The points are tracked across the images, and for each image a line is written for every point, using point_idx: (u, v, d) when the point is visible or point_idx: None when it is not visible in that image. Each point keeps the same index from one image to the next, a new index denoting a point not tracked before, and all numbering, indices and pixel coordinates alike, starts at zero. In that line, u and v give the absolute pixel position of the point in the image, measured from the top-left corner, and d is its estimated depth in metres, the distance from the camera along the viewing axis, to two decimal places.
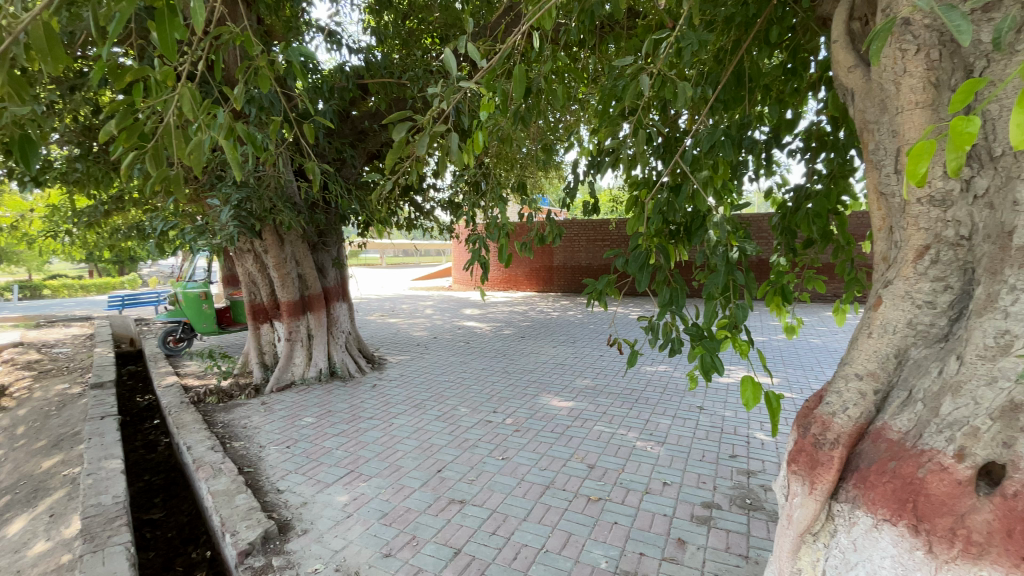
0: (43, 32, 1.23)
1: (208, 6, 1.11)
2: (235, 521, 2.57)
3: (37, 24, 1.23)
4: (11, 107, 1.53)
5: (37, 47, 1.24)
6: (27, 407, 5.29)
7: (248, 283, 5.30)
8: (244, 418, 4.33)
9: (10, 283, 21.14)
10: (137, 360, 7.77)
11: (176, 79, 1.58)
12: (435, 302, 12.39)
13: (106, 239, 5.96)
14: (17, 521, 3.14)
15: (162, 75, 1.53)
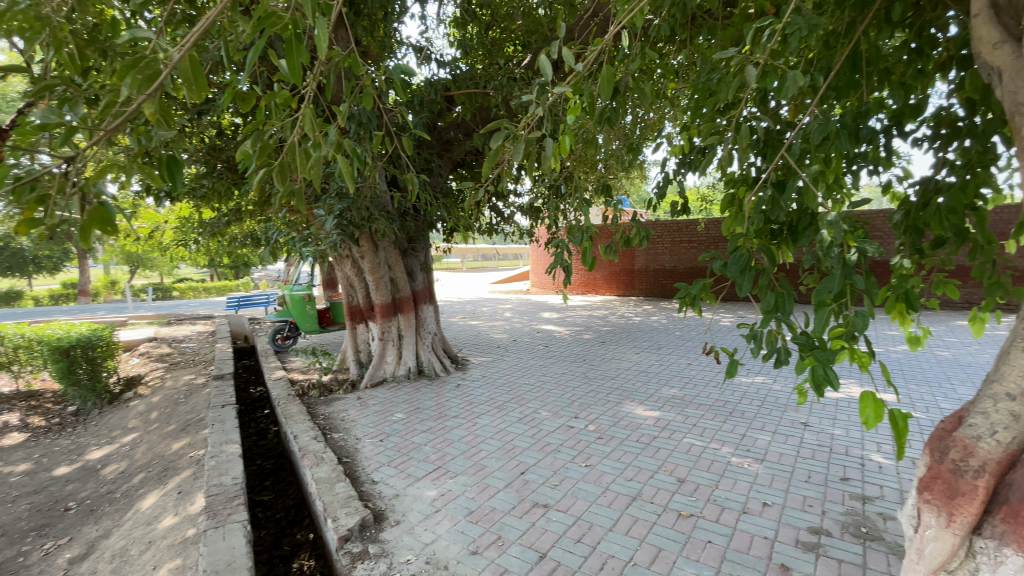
0: (189, 64, 1.39)
1: (330, 33, 1.20)
2: (335, 508, 2.76)
3: (186, 58, 1.39)
4: (162, 134, 1.74)
5: (183, 77, 1.40)
6: (163, 394, 6.07)
7: (347, 286, 5.71)
8: (342, 411, 4.67)
9: (148, 285, 24.47)
10: (250, 355, 8.65)
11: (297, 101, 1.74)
12: (513, 305, 12.55)
13: (225, 247, 6.70)
14: (156, 494, 3.61)
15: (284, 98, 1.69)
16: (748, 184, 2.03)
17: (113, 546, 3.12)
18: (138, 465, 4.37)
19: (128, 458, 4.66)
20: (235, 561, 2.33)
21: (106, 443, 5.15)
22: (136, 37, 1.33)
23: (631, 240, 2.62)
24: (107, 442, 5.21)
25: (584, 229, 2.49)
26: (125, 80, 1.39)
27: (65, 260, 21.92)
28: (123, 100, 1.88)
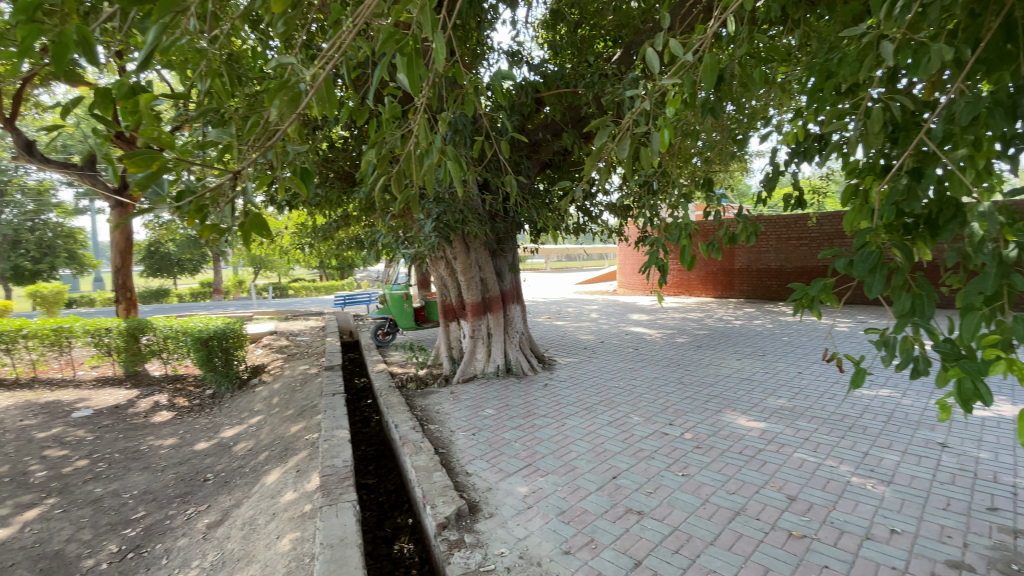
0: (326, 84, 1.53)
1: (449, 47, 1.27)
2: (433, 496, 2.91)
3: (323, 80, 1.54)
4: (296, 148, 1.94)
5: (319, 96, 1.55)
6: (282, 382, 6.78)
7: (441, 286, 5.99)
8: (437, 403, 4.91)
9: (269, 285, 27.46)
10: (354, 349, 9.37)
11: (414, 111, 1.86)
12: (602, 307, 12.35)
13: (334, 249, 7.34)
14: (278, 471, 4.03)
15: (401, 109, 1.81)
16: (876, 173, 1.82)
17: (244, 513, 3.54)
18: (263, 444, 4.91)
19: (255, 437, 5.26)
20: (347, 537, 2.54)
21: (238, 423, 5.86)
22: (284, 63, 1.48)
23: (736, 237, 2.47)
24: (238, 422, 5.93)
25: (683, 225, 2.40)
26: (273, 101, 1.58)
27: (205, 262, 25.26)
28: (263, 119, 2.13)
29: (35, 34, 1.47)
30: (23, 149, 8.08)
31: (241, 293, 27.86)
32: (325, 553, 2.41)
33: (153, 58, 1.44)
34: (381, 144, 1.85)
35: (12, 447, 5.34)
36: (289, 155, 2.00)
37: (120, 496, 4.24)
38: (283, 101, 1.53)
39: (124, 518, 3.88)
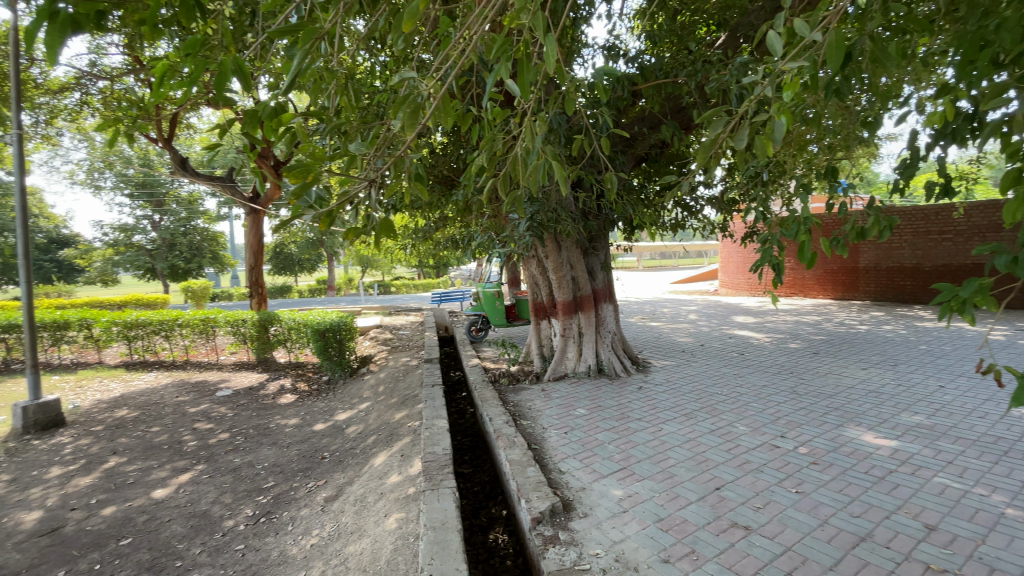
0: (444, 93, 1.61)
1: (559, 49, 1.29)
2: (528, 490, 2.96)
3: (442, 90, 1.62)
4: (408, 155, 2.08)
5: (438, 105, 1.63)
6: (386, 372, 7.30)
7: (532, 284, 6.06)
8: (529, 400, 4.98)
9: (374, 282, 29.64)
10: (450, 344, 9.81)
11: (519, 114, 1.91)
12: (700, 308, 11.72)
13: (433, 249, 7.74)
14: (385, 454, 4.35)
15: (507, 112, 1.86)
16: None
17: (355, 491, 3.86)
18: (371, 429, 5.33)
19: (364, 422, 5.72)
20: (448, 521, 2.68)
21: (349, 408, 6.42)
22: (407, 78, 1.56)
23: (866, 231, 2.22)
24: (349, 407, 6.49)
25: (801, 219, 2.19)
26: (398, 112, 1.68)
27: (319, 261, 27.94)
28: (378, 129, 2.31)
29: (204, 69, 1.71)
30: (179, 166, 9.51)
31: (350, 290, 30.39)
32: (428, 534, 2.56)
33: (295, 80, 1.62)
34: (489, 148, 1.92)
35: (173, 418, 6.32)
36: (402, 162, 2.14)
37: (254, 467, 4.83)
38: (410, 113, 1.57)
39: (257, 486, 4.42)
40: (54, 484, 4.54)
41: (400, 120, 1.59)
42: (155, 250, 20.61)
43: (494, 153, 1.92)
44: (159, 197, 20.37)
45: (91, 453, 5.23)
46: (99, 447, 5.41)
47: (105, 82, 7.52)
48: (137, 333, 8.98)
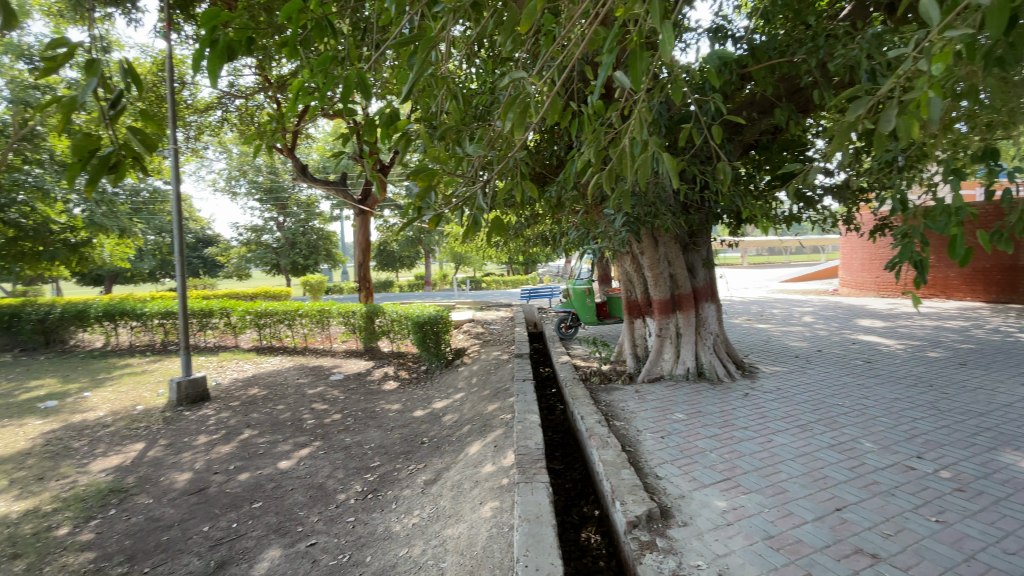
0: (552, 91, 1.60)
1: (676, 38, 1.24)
2: (623, 492, 2.90)
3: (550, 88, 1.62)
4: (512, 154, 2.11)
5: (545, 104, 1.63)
6: (479, 365, 7.55)
7: (626, 282, 5.92)
8: (622, 401, 4.87)
9: (466, 278, 30.74)
10: (541, 340, 9.89)
11: None
12: (815, 309, 10.64)
13: (524, 246, 7.84)
14: (479, 444, 4.50)
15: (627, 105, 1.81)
16: None
17: (452, 477, 4.04)
18: (465, 418, 5.54)
19: (459, 411, 5.96)
20: (542, 515, 2.70)
21: (444, 398, 6.73)
22: (517, 79, 1.58)
23: None
24: (445, 396, 6.81)
25: (951, 210, 1.88)
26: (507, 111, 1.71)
27: (418, 258, 29.60)
28: (482, 131, 2.39)
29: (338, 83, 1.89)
30: (300, 173, 10.56)
31: (445, 286, 31.83)
32: (523, 526, 2.60)
33: (413, 89, 1.74)
34: (596, 145, 1.89)
35: (294, 398, 7.08)
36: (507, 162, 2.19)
37: (362, 447, 5.25)
38: (518, 114, 1.58)
39: (365, 464, 4.80)
40: (203, 450, 5.29)
41: (509, 121, 1.61)
42: (279, 248, 23.16)
43: (599, 151, 1.88)
44: (282, 201, 22.84)
45: (230, 425, 6.02)
46: (236, 420, 6.21)
47: (240, 100, 8.55)
48: (266, 321, 10.21)
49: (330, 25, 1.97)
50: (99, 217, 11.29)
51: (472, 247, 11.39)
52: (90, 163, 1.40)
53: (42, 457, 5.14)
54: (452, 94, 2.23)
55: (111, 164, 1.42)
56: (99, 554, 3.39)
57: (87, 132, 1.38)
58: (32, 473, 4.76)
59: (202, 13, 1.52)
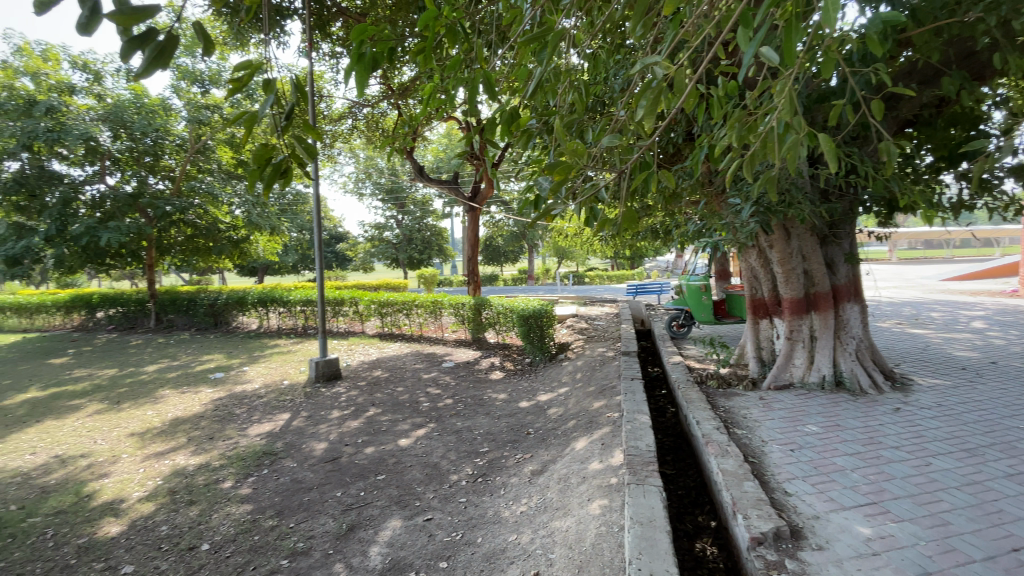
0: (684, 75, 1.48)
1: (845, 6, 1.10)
2: (745, 506, 2.68)
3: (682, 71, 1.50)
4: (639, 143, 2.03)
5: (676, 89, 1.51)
6: (584, 360, 7.50)
7: (751, 278, 5.47)
8: (744, 408, 4.51)
9: (570, 273, 30.74)
10: (649, 338, 9.54)
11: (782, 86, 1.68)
12: (989, 313, 8.93)
13: (632, 240, 7.60)
14: (585, 439, 4.47)
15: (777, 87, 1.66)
16: None
17: (559, 470, 4.06)
18: (571, 413, 5.54)
19: (564, 405, 5.98)
20: (655, 519, 2.61)
21: (549, 391, 6.79)
22: (648, 64, 1.50)
23: None
24: (550, 389, 6.87)
25: None
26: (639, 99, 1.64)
27: (523, 252, 30.18)
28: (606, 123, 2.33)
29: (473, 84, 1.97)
30: (417, 173, 11.30)
31: (550, 280, 32.07)
32: (635, 528, 2.53)
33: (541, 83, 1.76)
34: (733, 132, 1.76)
35: (411, 382, 7.63)
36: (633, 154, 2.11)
37: (472, 432, 5.51)
38: (651, 102, 1.49)
39: (475, 449, 5.02)
40: (335, 423, 5.93)
41: (640, 110, 1.53)
42: (398, 244, 25.04)
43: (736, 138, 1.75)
44: (401, 200, 24.66)
45: (358, 403, 6.67)
46: (362, 398, 6.86)
47: (367, 108, 9.35)
48: (388, 311, 11.14)
49: (462, 29, 2.02)
50: (255, 217, 13.14)
51: (579, 241, 11.31)
52: (266, 170, 1.60)
53: (214, 420, 6.13)
54: (577, 87, 2.21)
55: (283, 171, 1.61)
56: (255, 506, 3.95)
57: (264, 143, 1.57)
58: (206, 433, 5.70)
59: (354, 29, 1.67)
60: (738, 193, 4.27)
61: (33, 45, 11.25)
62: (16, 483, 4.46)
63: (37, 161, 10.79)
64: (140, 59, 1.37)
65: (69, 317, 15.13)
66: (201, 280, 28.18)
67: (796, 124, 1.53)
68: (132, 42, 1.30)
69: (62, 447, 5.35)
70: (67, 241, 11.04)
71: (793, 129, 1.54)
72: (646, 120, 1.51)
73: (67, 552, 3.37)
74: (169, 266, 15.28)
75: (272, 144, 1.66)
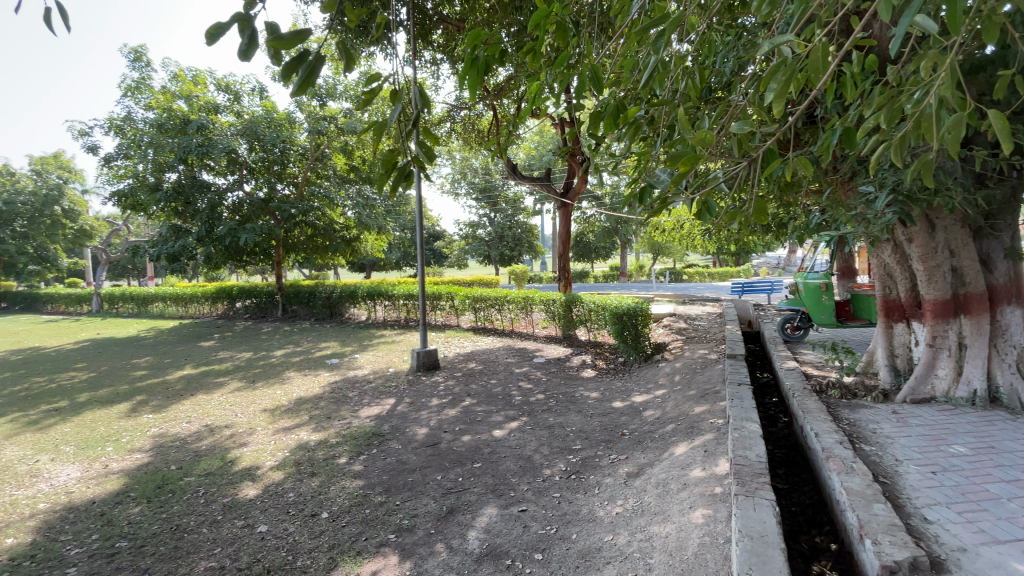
0: (822, 53, 1.35)
1: None
2: (875, 530, 2.39)
3: (819, 48, 1.36)
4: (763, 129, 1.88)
5: (813, 69, 1.37)
6: (682, 362, 7.16)
7: (883, 277, 4.85)
8: (872, 422, 4.03)
9: (665, 270, 29.61)
10: (756, 341, 8.85)
11: (938, 58, 1.47)
12: None
13: (738, 235, 7.10)
14: (686, 445, 4.28)
15: (929, 60, 1.46)
16: None
17: (657, 474, 3.91)
18: (669, 416, 5.33)
19: (661, 408, 5.76)
20: (768, 535, 2.42)
21: (645, 392, 6.59)
22: (777, 43, 1.37)
23: None
24: (646, 391, 6.64)
25: None
26: (766, 83, 1.51)
27: (615, 249, 29.53)
28: (724, 110, 2.18)
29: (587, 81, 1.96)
30: (511, 171, 11.50)
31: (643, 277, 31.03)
32: (744, 542, 2.37)
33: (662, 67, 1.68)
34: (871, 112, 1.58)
35: (505, 375, 7.82)
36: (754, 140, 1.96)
37: (564, 428, 5.50)
38: (781, 84, 1.36)
39: (568, 446, 5.02)
40: (435, 411, 6.26)
41: (767, 95, 1.41)
42: (491, 241, 25.76)
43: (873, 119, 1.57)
44: (494, 198, 25.38)
45: (455, 393, 6.98)
46: (460, 388, 7.17)
47: (464, 110, 9.72)
48: (481, 306, 11.52)
49: (573, 25, 2.02)
50: (365, 218, 14.28)
51: (677, 236, 10.79)
52: (393, 174, 1.72)
53: (330, 401, 6.78)
54: (690, 76, 2.12)
55: (408, 175, 1.73)
56: (366, 482, 4.30)
57: (391, 149, 1.70)
58: (324, 413, 6.31)
59: (470, 35, 1.75)
60: (871, 180, 3.82)
61: (187, 72, 13.15)
62: (177, 446, 5.28)
63: (191, 172, 12.63)
64: (297, 78, 1.55)
65: (215, 306, 17.56)
66: (317, 274, 31.22)
67: (956, 100, 1.34)
68: (291, 65, 1.48)
69: (211, 418, 6.23)
70: (213, 241, 12.59)
71: (954, 106, 1.35)
72: (775, 106, 1.40)
73: (215, 508, 3.92)
74: (292, 262, 17.11)
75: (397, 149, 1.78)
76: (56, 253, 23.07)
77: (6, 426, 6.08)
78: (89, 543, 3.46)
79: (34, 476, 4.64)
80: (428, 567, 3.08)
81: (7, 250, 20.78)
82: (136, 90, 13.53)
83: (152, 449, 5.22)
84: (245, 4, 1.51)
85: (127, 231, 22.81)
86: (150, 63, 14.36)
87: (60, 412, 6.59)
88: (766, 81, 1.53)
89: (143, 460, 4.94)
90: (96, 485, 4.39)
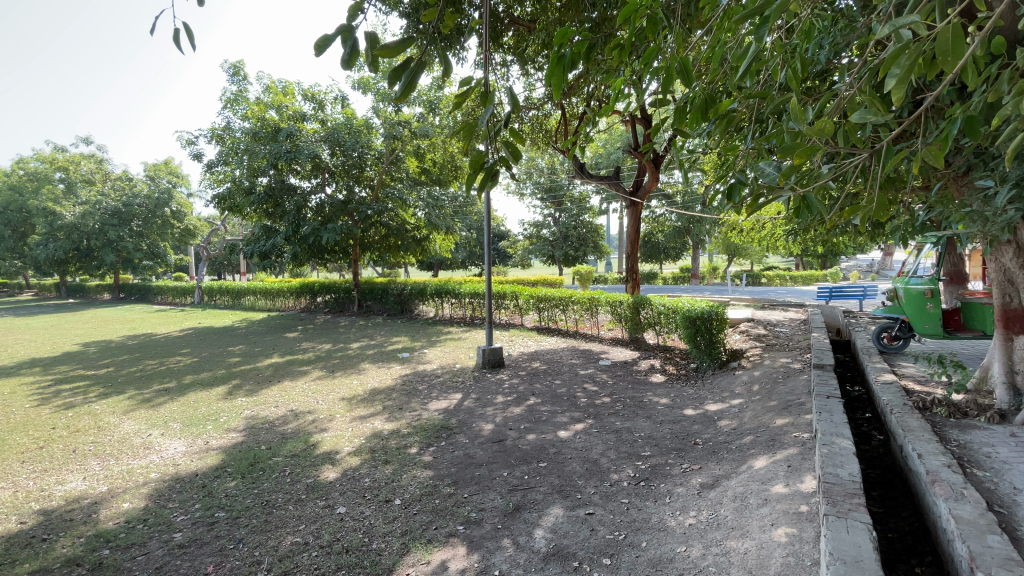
0: (952, 34, 1.23)
1: None
2: (989, 563, 2.12)
3: (947, 29, 1.24)
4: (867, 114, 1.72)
5: (940, 51, 1.25)
6: (762, 371, 6.76)
7: (1005, 284, 4.25)
8: (987, 445, 3.61)
9: (741, 272, 28.12)
10: (846, 351, 8.15)
11: None
12: None
13: (828, 234, 6.56)
14: (766, 459, 4.03)
15: None
16: None
17: (734, 487, 3.72)
18: (747, 427, 5.04)
19: (738, 418, 5.47)
20: (863, 560, 2.22)
21: (720, 400, 6.28)
22: (899, 25, 1.24)
23: None
24: (720, 400, 6.31)
25: None
26: (886, 68, 1.38)
27: (685, 249, 28.38)
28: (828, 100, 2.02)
29: (675, 78, 1.92)
30: (578, 170, 11.21)
31: (715, 279, 29.57)
32: (835, 566, 2.19)
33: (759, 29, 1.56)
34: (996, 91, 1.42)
35: (571, 376, 7.78)
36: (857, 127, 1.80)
37: (632, 433, 5.38)
38: (906, 67, 1.25)
39: (635, 451, 4.88)
40: (501, 408, 6.34)
41: (886, 82, 1.30)
42: (554, 241, 25.66)
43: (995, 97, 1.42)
44: (559, 198, 25.38)
45: (519, 391, 7.03)
46: (525, 387, 7.22)
47: (532, 109, 9.74)
48: (546, 305, 11.56)
49: (663, 18, 1.98)
50: (435, 218, 14.76)
51: (757, 236, 10.15)
52: (481, 174, 1.76)
53: (402, 393, 7.07)
54: (789, 65, 1.98)
55: (494, 174, 1.75)
56: (436, 473, 4.45)
57: (479, 149, 1.74)
58: (396, 404, 6.60)
59: (558, 32, 1.77)
60: (990, 173, 3.43)
61: (278, 83, 14.23)
62: (266, 428, 5.74)
63: (281, 176, 13.67)
64: (398, 83, 1.64)
65: (299, 300, 18.95)
66: (389, 273, 32.95)
67: None
68: (394, 72, 1.58)
69: (295, 403, 6.72)
70: (300, 241, 13.44)
71: None
72: (895, 94, 1.28)
73: (300, 487, 4.23)
74: (367, 260, 18.01)
75: (485, 150, 1.83)
76: (165, 249, 25.81)
77: (126, 402, 6.90)
78: (193, 511, 3.86)
79: (148, 447, 5.23)
80: (495, 561, 3.13)
81: (127, 247, 23.58)
82: (235, 102, 14.87)
83: (245, 430, 5.71)
84: (349, 16, 1.62)
85: (223, 230, 25.07)
86: (246, 77, 15.71)
87: (168, 392, 7.39)
88: (884, 67, 1.41)
89: (238, 439, 5.41)
90: (199, 459, 4.89)
